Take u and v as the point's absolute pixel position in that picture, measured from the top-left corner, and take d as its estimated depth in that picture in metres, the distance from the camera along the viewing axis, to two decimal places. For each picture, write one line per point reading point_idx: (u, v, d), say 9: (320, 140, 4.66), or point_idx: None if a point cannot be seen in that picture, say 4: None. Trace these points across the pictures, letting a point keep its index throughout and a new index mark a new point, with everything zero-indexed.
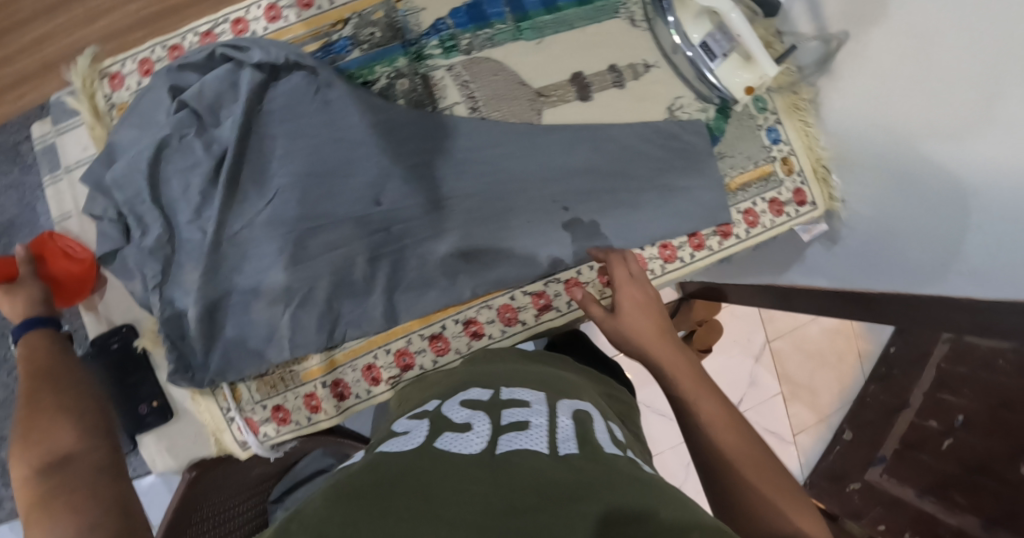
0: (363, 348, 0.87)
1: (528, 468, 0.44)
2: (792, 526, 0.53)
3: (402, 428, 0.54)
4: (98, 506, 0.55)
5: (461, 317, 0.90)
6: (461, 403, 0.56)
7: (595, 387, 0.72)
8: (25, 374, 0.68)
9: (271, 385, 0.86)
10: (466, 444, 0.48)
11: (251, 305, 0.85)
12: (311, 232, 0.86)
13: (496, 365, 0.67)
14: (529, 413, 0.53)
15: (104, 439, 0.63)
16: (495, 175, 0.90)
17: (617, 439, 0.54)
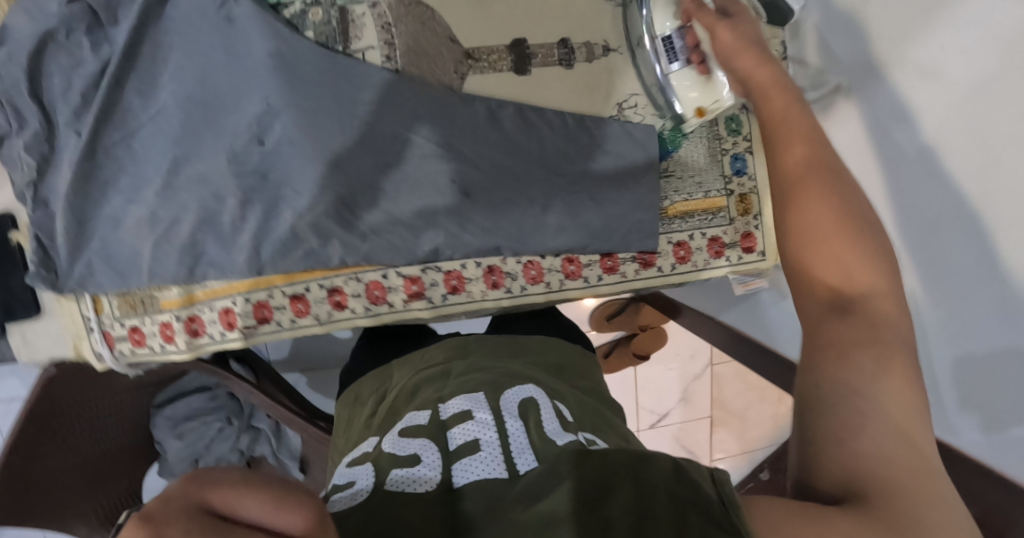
0: (223, 291, 0.86)
1: (489, 497, 0.50)
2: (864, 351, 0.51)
3: (346, 477, 0.54)
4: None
5: (327, 284, 0.88)
6: (401, 434, 0.58)
7: (547, 363, 0.75)
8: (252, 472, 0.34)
9: (131, 306, 0.85)
10: (422, 481, 0.51)
11: (120, 224, 0.82)
12: (188, 161, 0.79)
13: (433, 376, 0.70)
14: (476, 429, 0.57)
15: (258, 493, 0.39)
16: (397, 143, 0.80)
17: (565, 422, 0.60)
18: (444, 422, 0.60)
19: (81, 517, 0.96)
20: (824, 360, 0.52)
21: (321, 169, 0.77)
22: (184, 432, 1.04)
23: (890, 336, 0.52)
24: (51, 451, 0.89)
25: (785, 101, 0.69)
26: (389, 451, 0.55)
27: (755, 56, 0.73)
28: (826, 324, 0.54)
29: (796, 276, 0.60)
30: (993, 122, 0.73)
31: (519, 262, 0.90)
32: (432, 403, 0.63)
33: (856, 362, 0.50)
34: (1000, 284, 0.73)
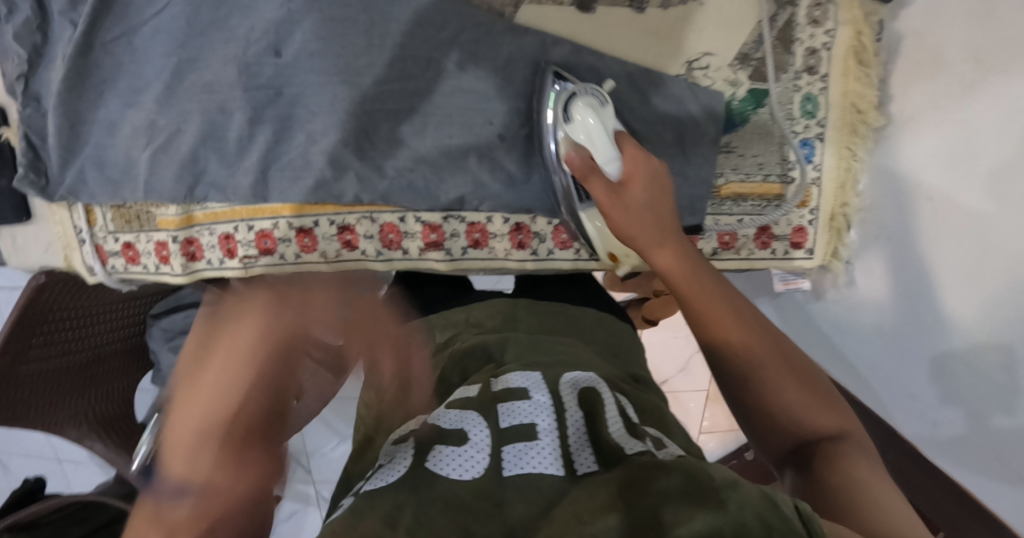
0: (224, 215, 0.78)
1: (542, 499, 0.41)
2: (809, 413, 0.51)
3: (386, 455, 0.48)
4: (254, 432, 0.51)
5: (338, 220, 0.79)
6: (450, 408, 0.51)
7: (601, 348, 0.66)
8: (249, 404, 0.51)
9: (125, 220, 0.79)
10: (468, 464, 0.44)
11: (115, 129, 0.74)
12: (194, 66, 0.70)
13: (485, 348, 0.61)
14: (532, 410, 0.49)
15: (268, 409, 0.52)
16: (428, 69, 0.72)
17: (629, 421, 0.50)
18: (497, 395, 0.51)
19: (71, 422, 0.93)
20: (826, 470, 0.47)
21: (342, 90, 0.71)
22: (178, 345, 0.98)
23: (843, 423, 0.51)
24: (39, 351, 0.86)
25: (674, 240, 0.61)
26: (435, 424, 0.49)
27: (643, 187, 0.64)
28: (773, 396, 0.52)
29: (755, 410, 0.53)
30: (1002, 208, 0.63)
31: (550, 223, 0.81)
32: (487, 377, 0.56)
33: (859, 479, 0.46)
34: (995, 381, 0.67)
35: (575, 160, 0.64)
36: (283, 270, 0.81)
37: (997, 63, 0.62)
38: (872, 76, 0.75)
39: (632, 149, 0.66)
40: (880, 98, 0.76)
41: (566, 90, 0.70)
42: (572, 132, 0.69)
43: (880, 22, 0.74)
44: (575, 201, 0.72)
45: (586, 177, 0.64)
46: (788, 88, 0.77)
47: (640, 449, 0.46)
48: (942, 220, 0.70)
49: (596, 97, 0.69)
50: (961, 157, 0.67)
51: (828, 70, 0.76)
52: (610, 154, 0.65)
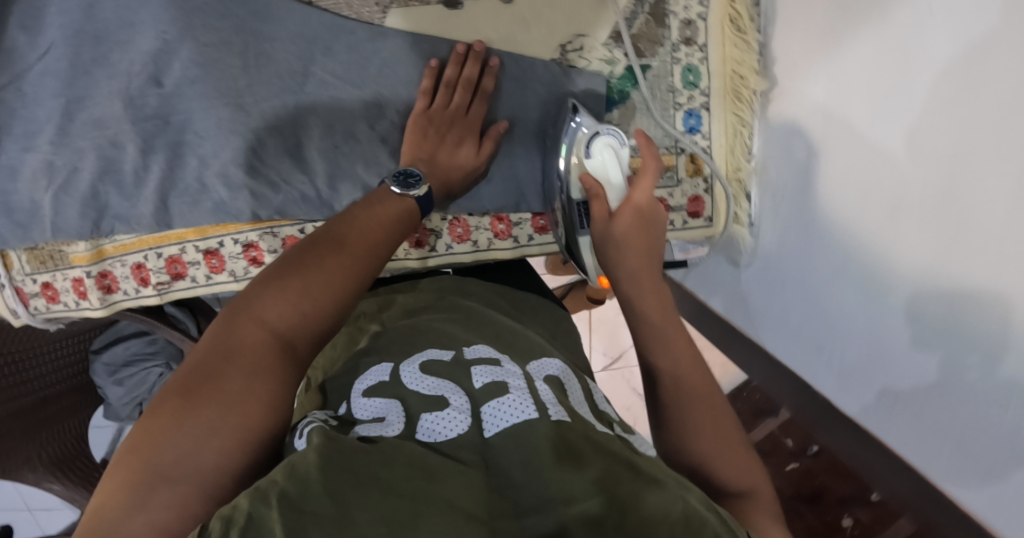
0: (132, 246, 0.80)
1: (521, 442, 0.44)
2: (722, 456, 0.51)
3: (368, 412, 0.50)
4: (302, 328, 0.50)
5: (240, 238, 0.79)
6: (423, 368, 0.53)
7: (543, 327, 0.69)
8: (303, 284, 0.51)
9: (40, 261, 0.80)
10: (452, 423, 0.47)
11: (17, 173, 0.75)
12: (82, 104, 0.72)
13: (446, 322, 0.62)
14: (502, 374, 0.52)
15: (322, 309, 0.51)
16: (303, 82, 0.73)
17: (594, 406, 0.54)
18: (467, 361, 0.54)
19: (25, 465, 0.96)
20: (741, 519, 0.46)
21: (226, 113, 0.72)
22: (123, 378, 1.01)
23: (756, 481, 0.50)
24: None
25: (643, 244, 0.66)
26: (416, 390, 0.50)
27: (630, 220, 0.67)
28: (697, 415, 0.52)
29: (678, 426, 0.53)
30: (911, 148, 0.60)
31: (445, 219, 0.82)
32: (456, 343, 0.57)
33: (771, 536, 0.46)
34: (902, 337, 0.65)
35: (586, 180, 0.70)
36: (197, 291, 0.82)
37: (856, 12, 0.63)
38: (750, 42, 0.76)
39: (643, 192, 0.69)
40: (760, 62, 0.77)
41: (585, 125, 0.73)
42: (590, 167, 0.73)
43: None
44: (575, 227, 0.75)
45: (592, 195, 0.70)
46: (666, 62, 0.79)
47: (606, 431, 0.49)
48: (856, 163, 0.66)
49: (616, 137, 0.73)
50: (855, 89, 0.65)
51: (706, 40, 0.79)
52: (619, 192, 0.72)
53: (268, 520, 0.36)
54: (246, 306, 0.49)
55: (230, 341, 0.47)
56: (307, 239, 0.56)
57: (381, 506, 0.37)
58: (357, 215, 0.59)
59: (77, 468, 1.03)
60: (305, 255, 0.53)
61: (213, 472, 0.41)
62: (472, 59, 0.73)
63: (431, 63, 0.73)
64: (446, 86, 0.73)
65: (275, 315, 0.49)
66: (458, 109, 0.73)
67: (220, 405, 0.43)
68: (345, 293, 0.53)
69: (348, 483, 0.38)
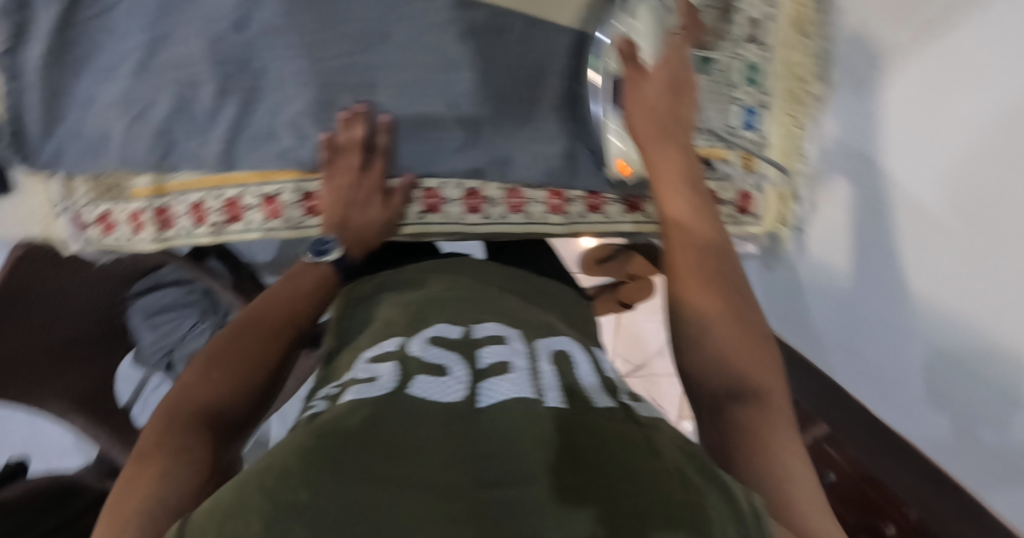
0: (195, 184, 0.81)
1: (523, 410, 0.47)
2: (745, 366, 0.55)
3: (368, 372, 0.54)
4: (233, 383, 0.61)
5: (301, 188, 0.81)
6: (431, 341, 0.57)
7: (558, 310, 0.73)
8: (231, 366, 0.62)
9: (101, 190, 0.82)
10: (446, 391, 0.50)
11: (94, 103, 0.78)
12: (165, 42, 0.74)
13: (457, 301, 0.65)
14: (507, 354, 0.56)
15: (248, 375, 0.62)
16: (378, 42, 0.75)
17: (605, 380, 0.58)
18: (474, 340, 0.58)
19: (53, 397, 0.97)
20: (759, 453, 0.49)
21: (303, 64, 0.74)
22: (158, 323, 1.03)
23: (791, 445, 0.50)
24: (16, 329, 0.90)
25: (676, 150, 0.71)
26: (416, 354, 0.55)
27: (661, 81, 0.71)
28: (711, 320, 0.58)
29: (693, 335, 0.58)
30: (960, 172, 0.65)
31: (502, 188, 0.84)
32: (467, 320, 0.61)
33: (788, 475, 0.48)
34: None
35: (655, 130, 0.71)
36: (250, 235, 0.84)
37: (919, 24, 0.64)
38: (812, 46, 0.77)
39: (673, 52, 0.72)
40: (821, 67, 0.77)
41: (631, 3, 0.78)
42: (632, 24, 0.78)
43: None
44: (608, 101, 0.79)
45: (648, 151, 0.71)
46: (729, 57, 0.80)
47: (609, 403, 0.52)
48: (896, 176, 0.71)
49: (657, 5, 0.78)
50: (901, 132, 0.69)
51: (769, 40, 0.79)
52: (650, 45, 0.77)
53: (245, 510, 0.39)
54: (182, 395, 0.59)
55: (167, 418, 0.56)
56: (231, 327, 0.66)
57: (349, 488, 0.39)
58: (276, 294, 0.69)
59: (99, 408, 1.04)
60: (226, 345, 0.64)
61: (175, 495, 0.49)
62: (357, 120, 0.75)
63: (341, 114, 0.74)
64: (339, 152, 0.75)
65: (200, 394, 0.59)
66: (355, 171, 0.75)
67: (168, 458, 0.52)
68: (267, 360, 0.64)
69: (322, 469, 0.40)
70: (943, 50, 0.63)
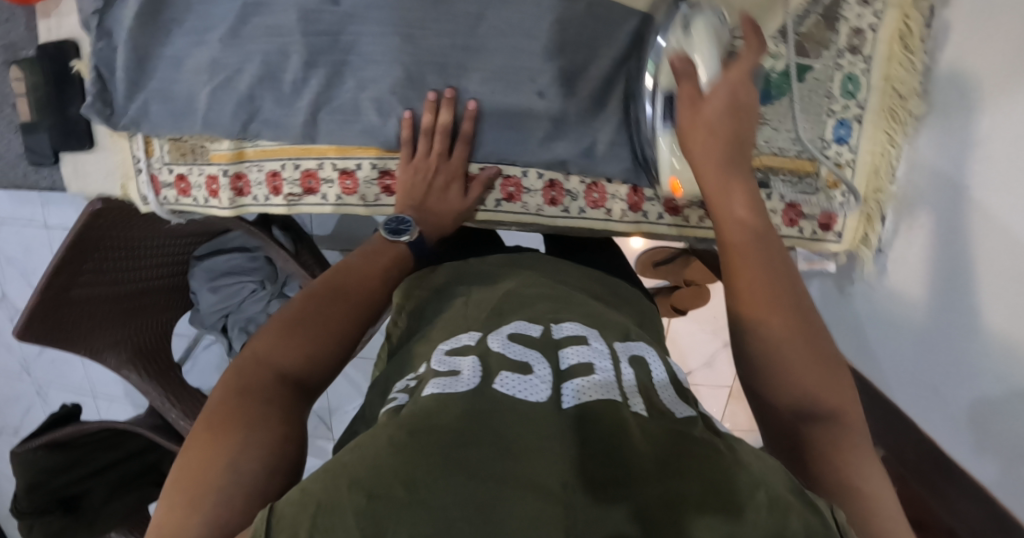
0: (274, 153, 0.81)
1: (611, 414, 0.42)
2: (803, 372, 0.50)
3: (446, 366, 0.48)
4: (313, 356, 0.59)
5: (380, 165, 0.81)
6: (511, 337, 0.51)
7: (631, 312, 0.68)
8: (312, 336, 0.60)
9: (181, 152, 0.83)
10: (533, 391, 0.44)
11: (182, 64, 0.78)
12: (258, 9, 0.74)
13: (540, 296, 0.59)
14: (592, 355, 0.49)
15: (327, 350, 0.61)
16: (472, 24, 0.73)
17: (678, 384, 0.53)
18: (558, 341, 0.52)
19: (112, 348, 1.01)
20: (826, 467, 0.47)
21: (394, 41, 0.73)
22: (218, 286, 1.05)
23: (843, 402, 0.50)
24: (88, 277, 0.93)
25: (743, 188, 0.60)
26: (499, 350, 0.49)
27: (724, 85, 0.62)
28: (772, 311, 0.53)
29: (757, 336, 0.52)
30: None
31: (583, 182, 0.83)
32: (546, 318, 0.55)
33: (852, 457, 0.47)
34: None
35: (677, 60, 0.64)
36: (325, 209, 0.83)
37: None
38: (917, 62, 0.74)
39: (745, 62, 0.62)
40: (923, 85, 0.75)
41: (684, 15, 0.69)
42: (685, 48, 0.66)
43: (931, 8, 0.73)
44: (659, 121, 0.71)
45: (679, 80, 0.64)
46: (829, 66, 0.77)
47: (689, 415, 0.48)
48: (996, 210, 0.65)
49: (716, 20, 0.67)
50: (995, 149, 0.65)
51: (872, 51, 0.76)
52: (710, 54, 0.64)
53: (334, 504, 0.35)
54: (259, 356, 0.58)
55: (246, 382, 0.55)
56: (310, 291, 0.65)
57: (448, 489, 0.36)
58: (357, 268, 0.68)
59: (156, 363, 1.07)
60: (306, 310, 0.62)
61: (252, 473, 0.48)
62: (445, 106, 0.75)
63: (430, 96, 0.75)
64: (424, 135, 0.76)
65: (283, 359, 0.58)
66: (439, 155, 0.77)
67: (248, 428, 0.51)
68: (344, 336, 0.63)
69: (418, 466, 0.37)
70: None
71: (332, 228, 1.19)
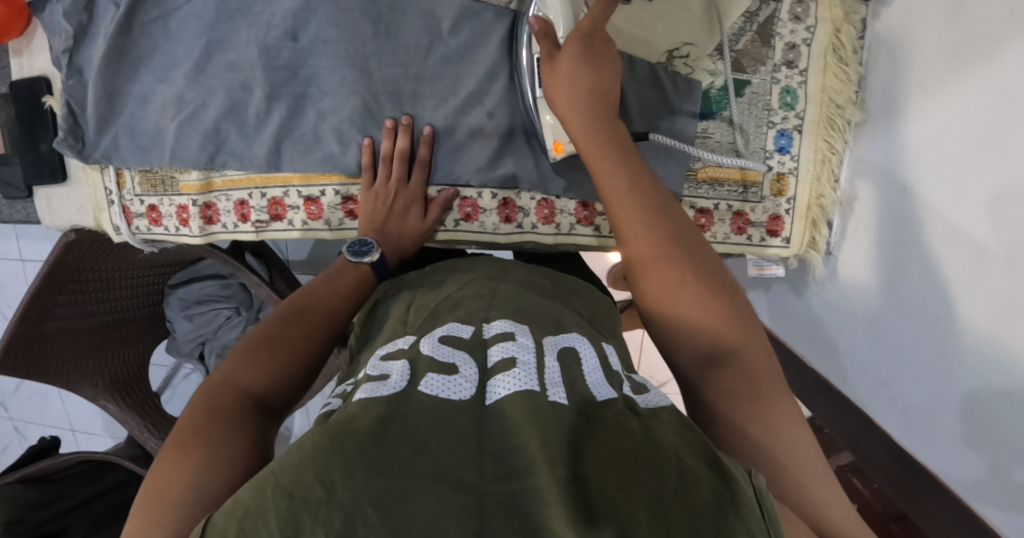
0: (241, 182, 0.84)
1: (532, 406, 0.45)
2: (696, 311, 0.56)
3: (378, 370, 0.52)
4: (276, 377, 0.62)
5: (341, 191, 0.84)
6: (443, 340, 0.54)
7: (583, 306, 0.72)
8: (275, 359, 0.62)
9: (151, 184, 0.85)
10: (456, 389, 0.48)
11: (148, 101, 0.81)
12: (220, 46, 0.77)
13: (477, 296, 0.63)
14: (515, 349, 0.52)
15: (290, 371, 0.63)
16: (426, 55, 0.78)
17: (609, 370, 0.55)
18: (486, 341, 0.55)
19: (87, 381, 1.03)
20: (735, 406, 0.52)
21: (352, 73, 0.78)
22: (194, 314, 1.09)
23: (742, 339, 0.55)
24: (62, 310, 0.96)
25: (610, 128, 0.66)
26: (428, 353, 0.52)
27: (577, 61, 0.67)
28: (663, 263, 0.59)
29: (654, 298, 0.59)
30: (994, 204, 0.62)
31: (534, 198, 0.85)
32: (477, 318, 0.58)
33: (769, 409, 0.52)
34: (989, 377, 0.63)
35: (536, 22, 0.68)
36: (292, 235, 0.86)
37: (964, 57, 0.66)
38: (850, 72, 0.79)
39: (601, 14, 0.66)
40: (857, 95, 0.80)
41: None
42: (543, 9, 0.71)
43: (862, 20, 0.78)
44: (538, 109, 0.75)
45: (541, 41, 0.69)
46: (766, 80, 0.80)
47: (609, 395, 0.50)
48: (939, 213, 0.69)
49: None
50: (918, 156, 0.71)
51: (808, 65, 0.80)
52: (568, 24, 0.70)
53: (265, 508, 0.40)
54: (223, 379, 0.59)
55: (211, 405, 0.57)
56: (274, 315, 0.67)
57: (363, 485, 0.39)
58: (321, 288, 0.71)
59: (132, 393, 1.10)
60: (270, 333, 0.64)
61: (214, 491, 0.51)
62: (402, 132, 0.79)
63: (386, 124, 0.79)
64: (381, 161, 0.79)
65: (247, 381, 0.60)
66: (398, 180, 0.80)
67: (209, 449, 0.53)
68: (307, 357, 0.65)
69: (337, 467, 0.40)
70: (993, 90, 0.62)
71: (307, 253, 1.22)
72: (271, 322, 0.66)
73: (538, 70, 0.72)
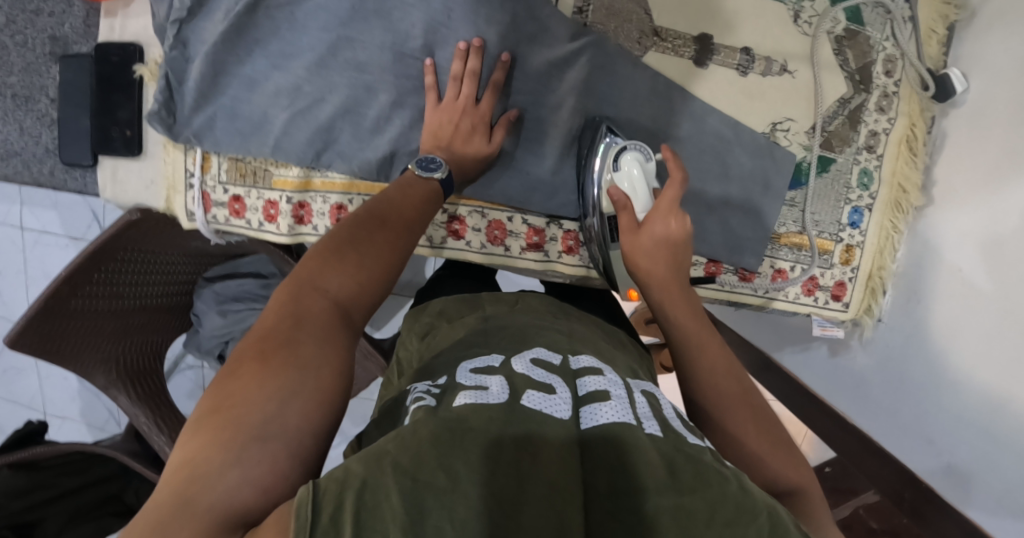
0: (341, 186, 0.82)
1: (620, 442, 0.41)
2: (759, 444, 0.54)
3: (472, 380, 0.48)
4: (362, 286, 0.56)
5: (448, 210, 0.86)
6: (534, 359, 0.50)
7: (635, 350, 0.67)
8: (359, 263, 0.57)
9: (241, 174, 0.82)
10: (557, 409, 0.44)
11: (258, 86, 0.77)
12: (350, 45, 0.75)
13: (542, 323, 0.58)
14: (608, 383, 0.48)
15: (374, 277, 0.57)
16: (555, 91, 0.80)
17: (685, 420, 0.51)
18: (575, 370, 0.50)
19: (102, 366, 0.94)
20: None
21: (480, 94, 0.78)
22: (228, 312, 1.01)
23: (802, 476, 0.53)
24: (95, 289, 0.86)
25: (668, 258, 0.68)
26: (525, 372, 0.48)
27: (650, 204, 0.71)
28: (729, 384, 0.57)
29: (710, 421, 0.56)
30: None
31: None
32: (563, 347, 0.54)
33: None
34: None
35: (615, 192, 0.72)
36: None
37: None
38: (919, 162, 0.87)
39: (672, 195, 0.70)
40: (923, 182, 0.88)
41: (617, 143, 0.77)
42: (617, 180, 0.76)
43: (932, 118, 0.87)
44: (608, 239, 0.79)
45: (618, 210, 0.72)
46: (848, 161, 0.89)
47: (698, 444, 0.45)
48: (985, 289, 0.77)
49: (642, 154, 0.77)
50: (967, 237, 0.79)
51: (883, 152, 0.89)
52: (645, 200, 0.74)
53: (382, 485, 0.37)
54: (309, 279, 0.54)
55: (299, 308, 0.51)
56: (351, 218, 0.61)
57: (487, 486, 0.37)
58: (396, 196, 0.65)
59: (146, 384, 1.01)
60: (353, 234, 0.59)
61: (300, 425, 0.44)
62: (473, 55, 0.74)
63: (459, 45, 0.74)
64: (453, 81, 0.74)
65: (334, 288, 0.54)
66: (466, 100, 0.74)
67: (298, 367, 0.47)
68: (390, 268, 0.59)
69: (458, 459, 0.39)
70: None
71: None
72: (349, 224, 0.61)
73: (611, 219, 0.78)
